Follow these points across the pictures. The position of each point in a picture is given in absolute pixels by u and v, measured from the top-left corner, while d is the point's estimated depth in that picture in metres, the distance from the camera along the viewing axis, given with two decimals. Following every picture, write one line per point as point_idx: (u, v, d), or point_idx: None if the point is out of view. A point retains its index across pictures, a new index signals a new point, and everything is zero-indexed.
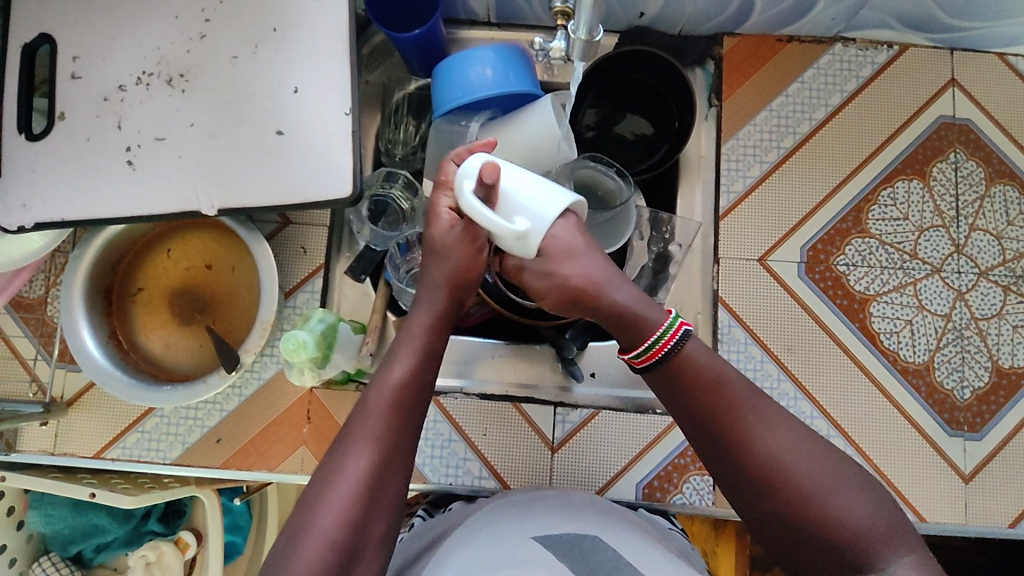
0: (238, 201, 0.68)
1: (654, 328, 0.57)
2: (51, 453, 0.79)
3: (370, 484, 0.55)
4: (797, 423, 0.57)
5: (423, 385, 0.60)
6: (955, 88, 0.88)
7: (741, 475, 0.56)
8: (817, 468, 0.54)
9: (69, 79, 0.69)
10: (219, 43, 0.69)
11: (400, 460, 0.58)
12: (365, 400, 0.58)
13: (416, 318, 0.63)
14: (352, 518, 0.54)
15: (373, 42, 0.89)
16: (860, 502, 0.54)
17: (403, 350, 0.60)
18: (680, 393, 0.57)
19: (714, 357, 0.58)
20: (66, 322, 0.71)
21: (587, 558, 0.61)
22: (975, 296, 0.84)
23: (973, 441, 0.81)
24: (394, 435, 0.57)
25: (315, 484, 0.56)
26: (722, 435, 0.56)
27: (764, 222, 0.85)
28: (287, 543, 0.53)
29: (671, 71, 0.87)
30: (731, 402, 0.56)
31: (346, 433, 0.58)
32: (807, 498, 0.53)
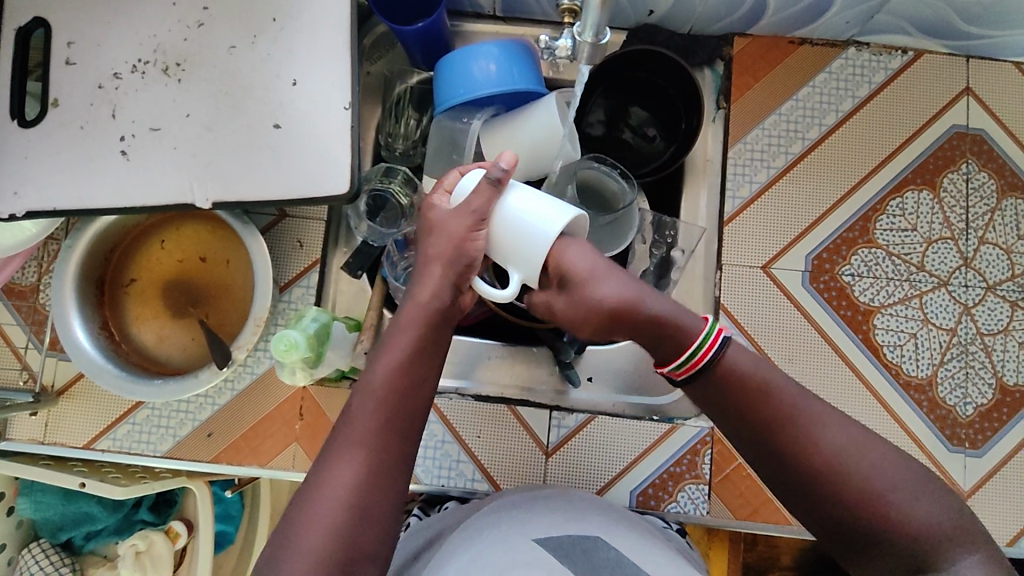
0: (233, 194, 0.66)
1: (692, 338, 0.54)
2: (40, 442, 0.79)
3: (358, 493, 0.52)
4: (850, 422, 0.54)
5: (415, 385, 0.57)
6: (970, 97, 0.86)
7: (794, 483, 0.53)
8: (872, 466, 0.51)
9: (63, 65, 0.68)
10: (217, 32, 0.68)
11: (393, 466, 0.55)
12: (354, 404, 0.56)
13: (409, 313, 0.59)
14: (338, 529, 0.51)
15: (375, 33, 0.87)
16: (920, 503, 0.51)
17: (397, 339, 0.57)
18: (728, 405, 0.55)
19: (759, 363, 0.55)
20: (57, 312, 0.70)
21: (589, 556, 0.58)
22: (981, 310, 0.82)
23: (974, 457, 0.80)
24: (386, 430, 0.55)
25: (306, 488, 0.54)
26: (771, 445, 0.54)
27: (769, 229, 0.83)
28: (277, 552, 0.51)
29: (681, 72, 0.84)
30: (778, 410, 0.53)
31: (330, 443, 0.55)
32: (863, 504, 0.51)
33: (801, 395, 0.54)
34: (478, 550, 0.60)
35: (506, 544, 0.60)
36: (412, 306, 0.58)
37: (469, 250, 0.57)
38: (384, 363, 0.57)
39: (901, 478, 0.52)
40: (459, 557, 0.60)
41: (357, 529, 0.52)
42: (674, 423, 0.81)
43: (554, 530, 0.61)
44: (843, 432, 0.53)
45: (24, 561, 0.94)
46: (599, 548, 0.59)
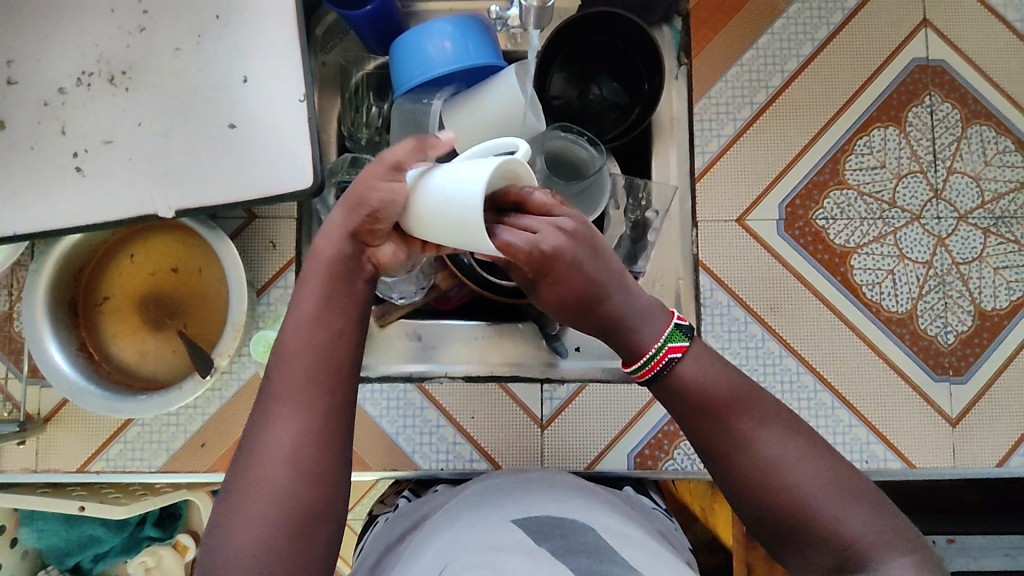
0: (195, 201, 0.65)
1: (648, 346, 0.54)
2: (34, 470, 0.78)
3: (295, 458, 0.49)
4: (798, 429, 0.52)
5: (331, 338, 0.53)
6: (928, 29, 0.86)
7: (730, 481, 0.53)
8: (817, 476, 0.50)
9: (5, 84, 0.66)
10: (161, 35, 0.66)
11: (326, 423, 0.51)
12: (271, 371, 0.52)
13: (311, 270, 0.54)
14: (281, 497, 0.48)
15: (326, 22, 0.85)
16: (856, 515, 0.49)
17: (305, 305, 0.54)
18: (673, 407, 0.55)
19: (715, 365, 0.54)
20: (32, 338, 0.69)
21: (569, 537, 0.58)
22: (955, 240, 0.83)
23: (959, 384, 0.81)
24: (311, 394, 0.51)
25: (238, 465, 0.50)
26: (712, 441, 0.53)
27: (742, 181, 0.84)
28: (219, 534, 0.48)
29: (636, 33, 0.83)
30: (729, 412, 0.52)
31: (256, 416, 0.51)
32: (791, 508, 0.50)
33: (759, 396, 0.53)
34: (456, 530, 0.62)
35: (483, 523, 0.61)
36: (314, 261, 0.54)
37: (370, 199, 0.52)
38: (293, 326, 0.53)
39: (841, 487, 0.50)
40: (461, 533, 0.61)
41: (304, 492, 0.49)
42: None
43: (535, 511, 0.62)
44: (786, 439, 0.51)
45: None
46: (578, 530, 0.59)
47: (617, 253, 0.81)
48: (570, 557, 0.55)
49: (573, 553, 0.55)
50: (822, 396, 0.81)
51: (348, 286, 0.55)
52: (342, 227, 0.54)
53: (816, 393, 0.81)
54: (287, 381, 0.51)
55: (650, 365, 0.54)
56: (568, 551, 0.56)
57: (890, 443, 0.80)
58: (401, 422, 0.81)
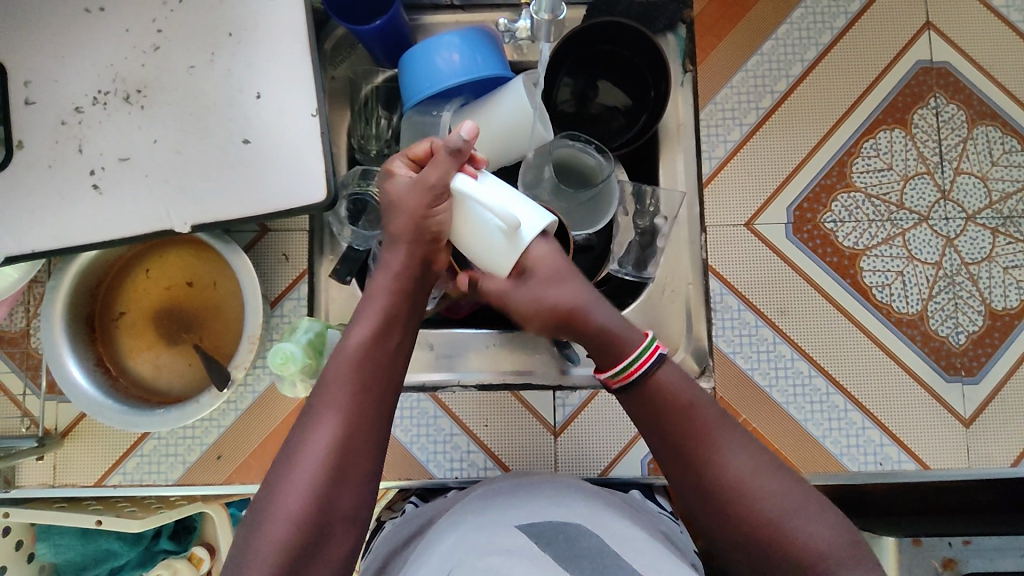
0: (211, 215, 0.66)
1: (631, 349, 0.59)
2: (51, 485, 0.79)
3: (338, 453, 0.55)
4: (759, 445, 0.59)
5: (388, 348, 0.60)
6: (931, 31, 0.86)
7: (701, 497, 0.58)
8: (778, 488, 0.56)
9: (22, 105, 0.67)
10: (175, 54, 0.67)
11: (370, 429, 0.57)
12: (329, 369, 0.59)
13: (380, 281, 0.62)
14: (320, 489, 0.54)
15: (335, 36, 0.86)
16: (813, 526, 0.55)
17: (365, 315, 0.60)
18: (649, 417, 0.60)
19: (688, 381, 0.60)
20: (50, 354, 0.70)
21: (572, 545, 0.59)
22: (963, 241, 0.83)
23: (971, 384, 0.81)
24: (359, 399, 0.57)
25: (284, 456, 0.56)
26: (685, 456, 0.58)
27: (750, 185, 0.84)
28: (259, 516, 0.53)
29: (642, 42, 0.84)
30: (700, 424, 0.58)
31: (307, 411, 0.57)
32: (754, 521, 0.55)
33: (723, 416, 0.60)
34: (465, 532, 0.63)
35: (486, 528, 0.62)
36: (384, 274, 0.62)
37: (428, 226, 0.59)
38: (356, 333, 0.60)
39: (799, 501, 0.56)
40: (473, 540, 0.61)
41: (339, 492, 0.54)
42: None
43: (538, 517, 0.63)
44: (749, 457, 0.58)
45: None
46: (581, 536, 0.60)
47: (626, 259, 0.83)
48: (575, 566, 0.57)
49: (576, 561, 0.57)
50: (834, 398, 0.81)
51: (405, 305, 0.62)
52: (405, 245, 0.62)
53: (828, 396, 0.81)
54: (338, 382, 0.57)
55: (629, 372, 0.59)
56: (570, 558, 0.58)
57: (904, 444, 0.80)
58: (415, 431, 0.81)
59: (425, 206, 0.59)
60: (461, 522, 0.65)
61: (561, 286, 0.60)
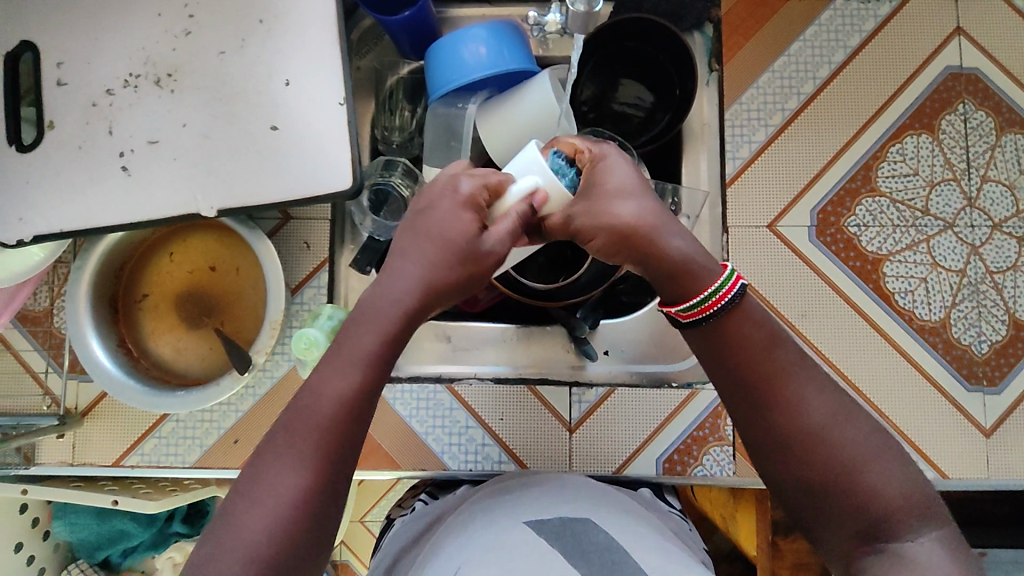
0: (237, 200, 0.66)
1: (710, 281, 0.54)
2: (70, 464, 0.80)
3: (301, 498, 0.48)
4: (837, 391, 0.54)
5: (375, 385, 0.51)
6: (961, 36, 0.85)
7: (768, 440, 0.54)
8: (857, 435, 0.52)
9: (55, 86, 0.68)
10: (206, 39, 0.68)
11: (338, 475, 0.50)
12: (305, 397, 0.50)
13: (377, 303, 0.53)
14: (279, 534, 0.47)
15: (362, 27, 0.86)
16: (893, 478, 0.51)
17: (357, 345, 0.51)
18: (719, 356, 0.55)
19: (765, 317, 0.55)
20: (74, 333, 0.71)
21: (579, 541, 0.59)
22: (989, 249, 0.82)
23: (993, 395, 0.81)
24: (335, 454, 0.49)
25: (239, 503, 0.48)
26: (757, 397, 0.54)
27: (773, 187, 0.84)
28: (216, 546, 0.47)
29: (668, 40, 0.84)
30: (776, 365, 0.54)
31: (276, 452, 0.49)
32: (830, 467, 0.51)
33: (802, 359, 0.55)
34: (477, 529, 0.63)
35: (495, 526, 0.63)
36: (385, 299, 0.53)
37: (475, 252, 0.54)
38: (343, 375, 0.50)
39: (879, 450, 0.52)
40: (486, 533, 0.62)
41: (295, 558, 0.47)
42: (694, 389, 0.81)
43: (547, 513, 0.63)
44: (827, 400, 0.53)
45: None
46: (588, 532, 0.60)
47: None
48: (583, 562, 0.57)
49: (584, 556, 0.57)
50: (852, 403, 0.80)
51: (402, 340, 0.53)
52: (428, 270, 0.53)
53: None
54: (313, 431, 0.49)
55: (705, 306, 0.54)
56: (578, 554, 0.58)
57: (923, 453, 0.80)
58: (431, 422, 0.82)
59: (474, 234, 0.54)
60: (475, 518, 0.66)
61: (625, 200, 0.56)
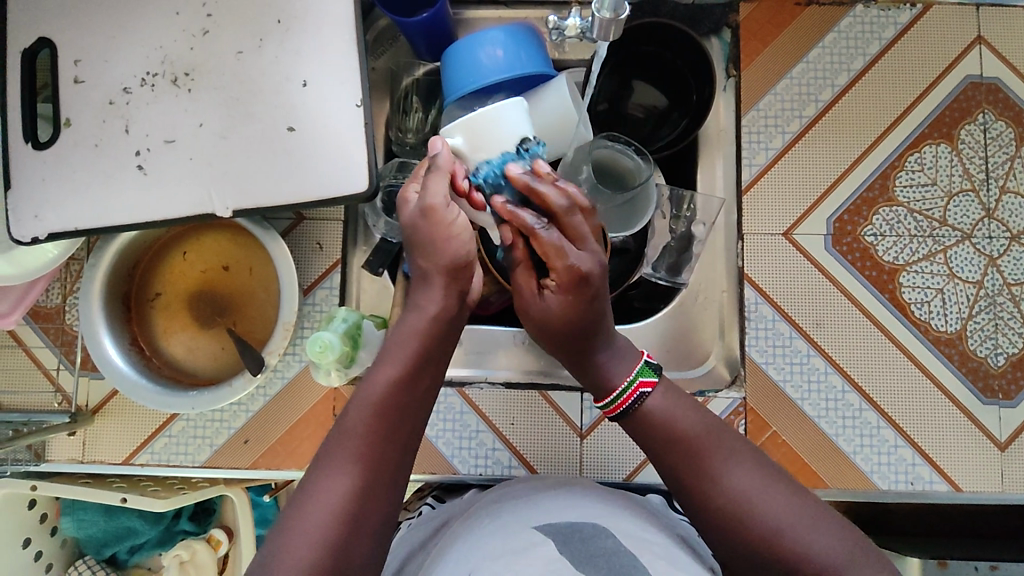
0: (253, 201, 0.66)
1: (619, 381, 0.61)
2: (80, 461, 0.80)
3: (350, 509, 0.52)
4: (760, 463, 0.57)
5: (411, 398, 0.57)
6: (982, 46, 0.85)
7: (706, 522, 0.56)
8: (780, 507, 0.54)
9: (72, 83, 0.68)
10: (223, 38, 0.67)
11: (382, 485, 0.54)
12: (347, 414, 0.56)
13: (412, 322, 0.59)
14: (331, 545, 0.51)
15: (378, 26, 0.86)
16: (820, 536, 0.53)
17: (394, 352, 0.58)
18: (646, 442, 0.61)
19: (679, 406, 0.60)
20: (87, 332, 0.70)
21: (587, 543, 0.58)
22: (1007, 260, 0.82)
23: (1008, 408, 0.80)
24: (379, 451, 0.55)
25: (295, 501, 0.53)
26: (684, 481, 0.57)
27: (790, 194, 0.83)
28: (274, 547, 0.51)
29: (687, 44, 0.83)
30: (696, 448, 0.57)
31: (329, 450, 0.55)
32: (760, 540, 0.53)
33: (721, 436, 0.58)
34: (486, 533, 0.63)
35: (503, 532, 0.62)
36: (417, 314, 0.59)
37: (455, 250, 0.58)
38: (383, 373, 0.57)
39: (804, 513, 0.54)
40: (496, 539, 0.61)
41: (348, 545, 0.52)
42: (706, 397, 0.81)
43: (554, 518, 0.62)
44: (751, 476, 0.56)
45: None
46: (596, 535, 0.59)
47: (660, 265, 0.85)
48: (588, 561, 0.55)
49: (592, 559, 0.55)
50: (866, 414, 0.80)
51: (436, 344, 0.59)
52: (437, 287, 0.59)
53: (860, 411, 0.80)
54: (359, 429, 0.55)
55: (621, 401, 0.61)
56: (586, 558, 0.56)
57: (937, 466, 0.79)
58: (441, 425, 0.81)
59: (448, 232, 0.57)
60: (483, 523, 0.66)
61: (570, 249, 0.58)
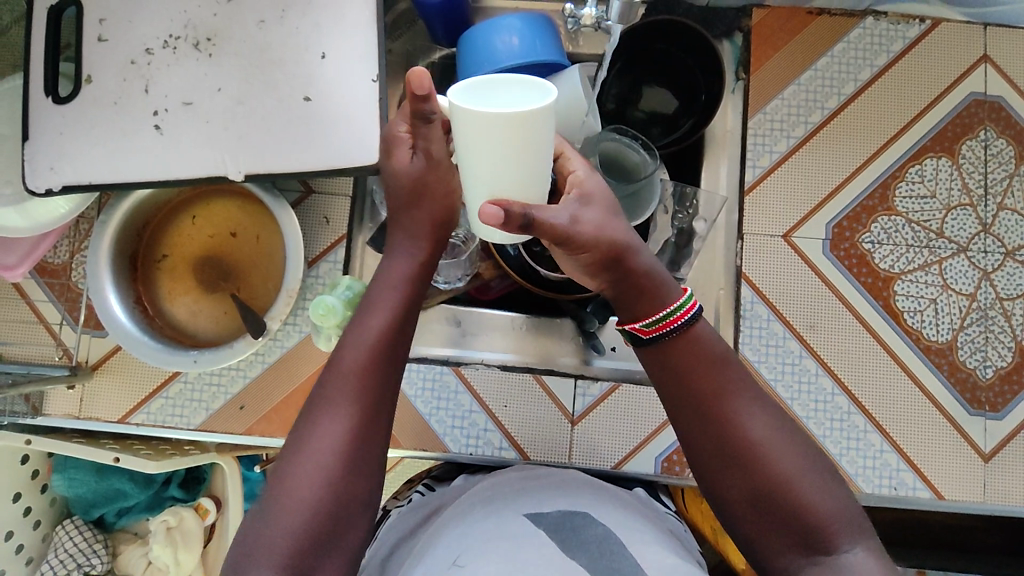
0: (265, 167, 0.67)
1: (667, 303, 0.57)
2: (76, 417, 0.81)
3: (349, 446, 0.54)
4: (779, 411, 0.57)
5: (402, 334, 0.58)
6: (987, 65, 0.86)
7: (716, 451, 0.56)
8: (794, 455, 0.55)
9: (96, 41, 0.69)
10: (247, 7, 0.69)
11: (381, 422, 0.56)
12: (339, 356, 0.57)
13: (394, 268, 0.60)
14: (332, 481, 0.52)
15: (396, 10, 0.89)
16: (828, 495, 0.54)
17: (381, 300, 0.58)
18: (673, 370, 0.57)
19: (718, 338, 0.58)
20: (94, 285, 0.72)
21: (578, 532, 0.60)
22: (1000, 275, 0.83)
23: (994, 420, 0.81)
24: (374, 393, 0.56)
25: (293, 444, 0.54)
26: (705, 410, 0.57)
27: (791, 198, 0.84)
28: (274, 495, 0.52)
29: (700, 44, 0.85)
30: (723, 381, 0.57)
31: (321, 393, 0.56)
32: (772, 482, 0.54)
33: (749, 379, 0.58)
34: (475, 520, 0.64)
35: (495, 517, 0.63)
36: (399, 261, 0.60)
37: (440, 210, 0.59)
38: (372, 319, 0.57)
39: (814, 468, 0.55)
40: (487, 525, 0.62)
41: (350, 483, 0.53)
42: None
43: (546, 507, 0.64)
44: (773, 422, 0.56)
45: (59, 537, 0.96)
46: (586, 525, 0.60)
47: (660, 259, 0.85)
48: (581, 549, 0.57)
49: (583, 545, 0.57)
50: (854, 418, 0.81)
51: (419, 289, 0.60)
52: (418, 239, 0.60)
53: (849, 415, 0.81)
54: (354, 371, 0.56)
55: (662, 325, 0.57)
56: (576, 544, 0.58)
57: (920, 472, 0.80)
58: (435, 403, 0.82)
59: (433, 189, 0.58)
60: (476, 509, 0.67)
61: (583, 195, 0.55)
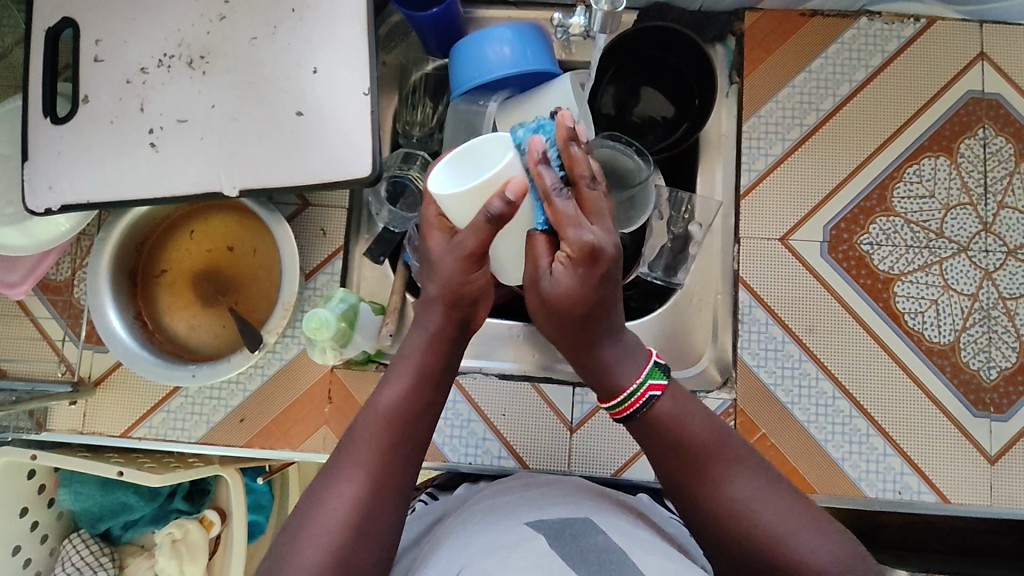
0: (259, 181, 0.68)
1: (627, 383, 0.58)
2: (80, 432, 0.81)
3: (360, 520, 0.52)
4: (762, 470, 0.57)
5: (425, 406, 0.58)
6: (984, 62, 0.86)
7: (702, 522, 0.57)
8: (780, 514, 0.54)
9: (92, 62, 0.70)
10: (239, 25, 0.70)
11: (396, 485, 0.55)
12: (358, 423, 0.57)
13: (415, 339, 0.60)
14: (339, 547, 0.51)
15: (390, 22, 0.89)
16: (821, 539, 0.53)
17: (397, 372, 0.58)
18: (649, 445, 0.59)
19: (687, 408, 0.58)
20: (93, 302, 0.73)
21: (578, 541, 0.58)
22: (1002, 275, 0.82)
23: (1000, 422, 0.80)
24: (388, 455, 0.55)
25: (304, 506, 0.54)
26: (687, 486, 0.57)
27: (787, 201, 0.84)
28: (280, 557, 0.51)
29: (692, 49, 0.85)
30: (700, 452, 0.57)
31: (337, 458, 0.56)
32: (759, 547, 0.54)
33: (727, 441, 0.58)
34: (472, 532, 0.63)
35: (495, 527, 0.62)
36: (420, 332, 0.60)
37: (465, 292, 0.58)
38: (390, 391, 0.57)
39: (803, 520, 0.54)
40: (484, 535, 0.61)
41: (357, 551, 0.52)
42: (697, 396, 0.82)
43: (546, 516, 0.62)
44: (754, 485, 0.56)
45: (66, 551, 0.97)
46: (587, 533, 0.59)
47: (657, 264, 0.86)
48: (581, 560, 0.54)
49: (582, 556, 0.55)
50: (857, 421, 0.80)
51: (439, 362, 0.60)
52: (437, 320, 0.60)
53: (851, 419, 0.80)
54: (371, 435, 0.56)
55: (628, 404, 0.58)
56: (576, 554, 0.55)
57: (925, 475, 0.79)
58: None
59: (461, 275, 0.57)
60: (474, 520, 0.66)
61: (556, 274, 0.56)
